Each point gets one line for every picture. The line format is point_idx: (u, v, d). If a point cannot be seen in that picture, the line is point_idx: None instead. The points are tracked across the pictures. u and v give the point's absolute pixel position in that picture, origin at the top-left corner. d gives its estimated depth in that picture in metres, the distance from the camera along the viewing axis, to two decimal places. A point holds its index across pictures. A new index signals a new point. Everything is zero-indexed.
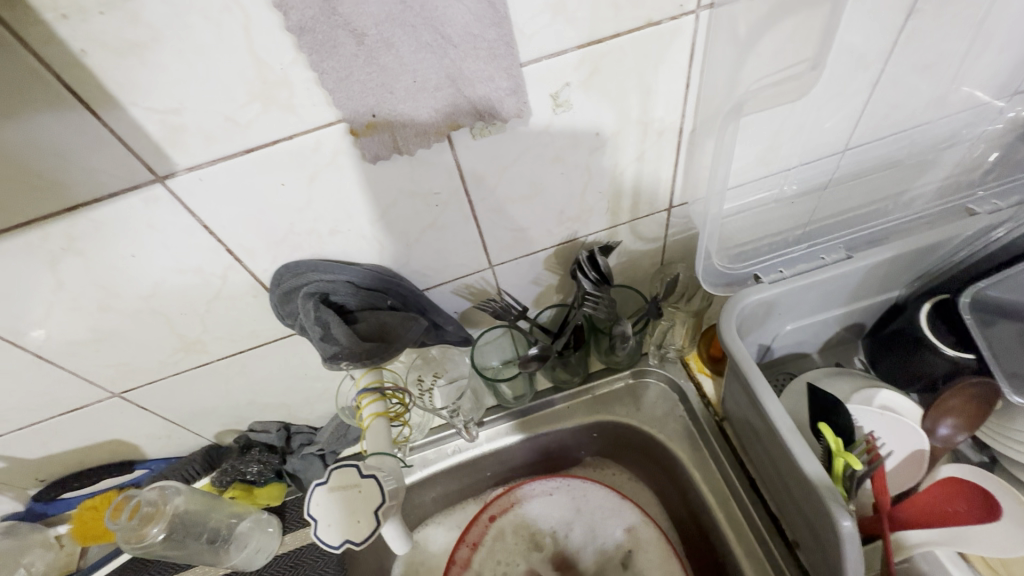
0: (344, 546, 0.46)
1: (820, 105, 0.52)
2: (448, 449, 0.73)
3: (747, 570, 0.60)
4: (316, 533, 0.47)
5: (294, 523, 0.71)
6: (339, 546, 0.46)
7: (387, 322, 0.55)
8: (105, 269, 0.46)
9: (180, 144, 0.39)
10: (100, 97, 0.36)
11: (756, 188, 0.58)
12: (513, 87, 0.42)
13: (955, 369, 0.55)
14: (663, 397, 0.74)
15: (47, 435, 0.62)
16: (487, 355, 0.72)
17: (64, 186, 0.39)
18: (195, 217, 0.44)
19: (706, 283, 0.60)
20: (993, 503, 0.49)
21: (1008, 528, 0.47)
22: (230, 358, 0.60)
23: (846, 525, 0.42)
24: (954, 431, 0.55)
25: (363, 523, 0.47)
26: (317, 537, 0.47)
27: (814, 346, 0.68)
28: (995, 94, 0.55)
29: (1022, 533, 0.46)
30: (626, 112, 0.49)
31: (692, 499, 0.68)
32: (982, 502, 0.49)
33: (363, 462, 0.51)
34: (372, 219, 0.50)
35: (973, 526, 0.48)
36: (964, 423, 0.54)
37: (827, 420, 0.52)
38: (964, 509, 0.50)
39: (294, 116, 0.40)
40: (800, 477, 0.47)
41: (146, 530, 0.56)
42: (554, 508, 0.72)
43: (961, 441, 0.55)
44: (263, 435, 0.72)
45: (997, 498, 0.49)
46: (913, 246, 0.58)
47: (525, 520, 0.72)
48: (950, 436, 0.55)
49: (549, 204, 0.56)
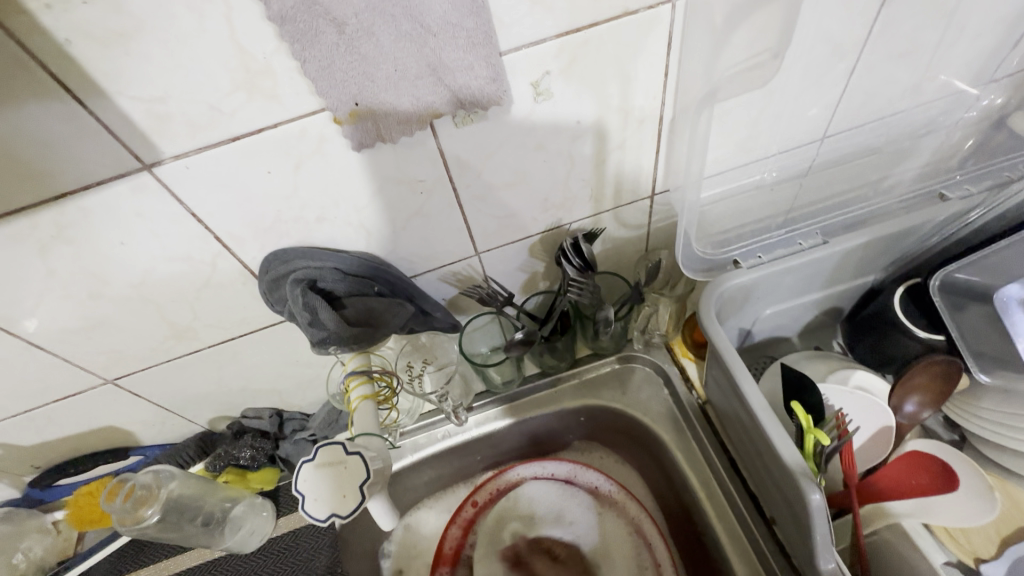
0: (330, 519, 0.48)
1: (798, 94, 0.53)
2: (438, 434, 0.74)
3: (727, 546, 0.62)
4: (304, 507, 0.48)
5: (288, 507, 0.72)
6: (326, 519, 0.48)
7: (375, 308, 0.56)
8: (95, 257, 0.47)
9: (166, 133, 0.40)
10: (86, 86, 0.36)
11: (736, 176, 0.59)
12: (492, 75, 0.42)
13: (925, 351, 0.57)
14: (649, 381, 0.75)
15: (42, 422, 0.63)
16: (476, 342, 0.73)
17: (53, 175, 0.40)
18: (183, 205, 0.45)
19: (688, 269, 0.61)
20: (948, 473, 0.52)
21: (965, 497, 0.50)
22: (221, 344, 0.61)
23: (815, 498, 0.44)
24: (919, 407, 0.56)
25: (349, 497, 0.49)
26: (304, 511, 0.48)
27: (793, 330, 0.70)
28: (969, 82, 0.56)
29: (978, 501, 0.50)
30: (606, 100, 0.50)
31: (677, 482, 0.70)
32: (942, 473, 0.52)
33: (349, 440, 0.53)
34: (358, 207, 0.51)
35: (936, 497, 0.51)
36: (929, 400, 0.56)
37: (799, 399, 0.54)
38: (928, 481, 0.52)
39: (277, 105, 0.41)
40: (774, 454, 0.48)
41: (141, 512, 0.59)
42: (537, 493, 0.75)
43: (926, 416, 0.57)
44: (256, 421, 0.73)
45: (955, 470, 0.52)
46: (888, 231, 0.60)
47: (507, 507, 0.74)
48: (915, 412, 0.57)
49: (533, 191, 0.57)
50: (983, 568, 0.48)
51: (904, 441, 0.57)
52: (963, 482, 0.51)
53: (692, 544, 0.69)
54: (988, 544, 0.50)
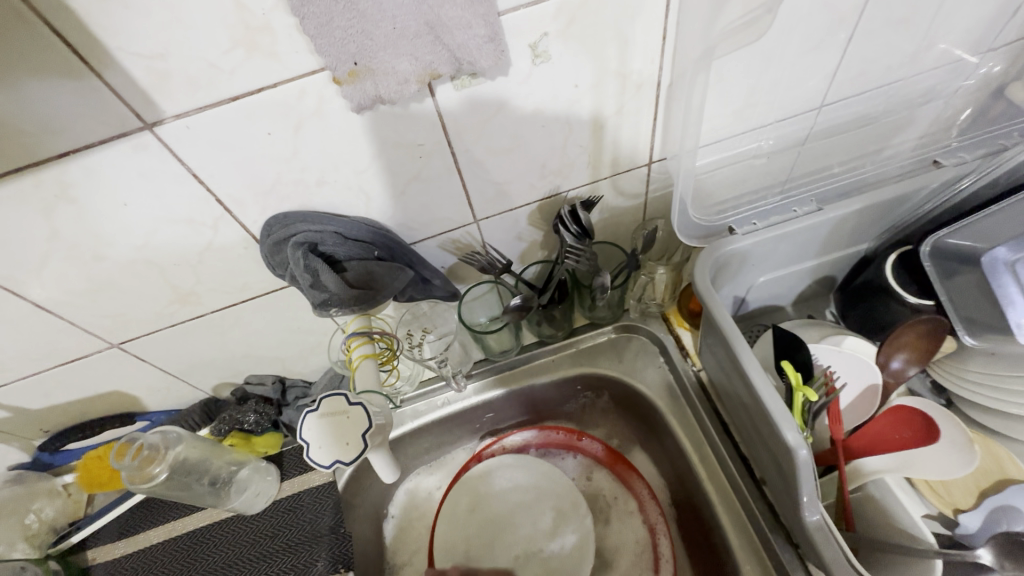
0: (334, 466, 0.50)
1: (794, 61, 0.53)
2: (438, 402, 0.76)
3: (718, 508, 0.64)
4: (308, 454, 0.50)
5: (292, 471, 0.74)
6: (330, 466, 0.50)
7: (375, 271, 0.58)
8: (98, 218, 0.48)
9: (166, 91, 0.40)
10: (86, 41, 0.37)
11: (734, 144, 0.60)
12: (491, 34, 0.42)
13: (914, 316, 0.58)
14: (645, 350, 0.77)
15: (50, 385, 0.64)
16: (476, 312, 0.74)
17: (54, 133, 0.41)
18: (185, 166, 0.46)
19: (684, 235, 0.62)
20: (932, 428, 0.54)
21: (946, 450, 0.52)
22: (225, 310, 0.62)
23: (802, 453, 0.45)
24: (905, 365, 0.58)
25: (351, 445, 0.51)
26: (308, 458, 0.50)
27: (787, 299, 0.71)
28: (969, 50, 0.56)
29: (955, 452, 0.51)
30: (604, 64, 0.50)
31: (670, 447, 0.72)
32: (924, 427, 0.54)
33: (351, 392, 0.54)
34: (358, 170, 0.51)
35: (918, 451, 0.52)
36: (914, 357, 0.58)
37: (789, 357, 0.55)
38: (910, 435, 0.54)
39: (277, 64, 0.41)
40: (763, 413, 0.50)
41: (149, 470, 0.60)
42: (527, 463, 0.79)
43: (912, 374, 0.58)
44: (259, 387, 0.75)
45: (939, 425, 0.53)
46: (882, 197, 0.60)
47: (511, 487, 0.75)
48: (901, 371, 0.58)
49: (530, 158, 0.57)
50: (960, 518, 0.50)
51: (890, 399, 0.58)
52: (944, 436, 0.52)
53: (683, 506, 0.72)
54: (967, 496, 0.51)
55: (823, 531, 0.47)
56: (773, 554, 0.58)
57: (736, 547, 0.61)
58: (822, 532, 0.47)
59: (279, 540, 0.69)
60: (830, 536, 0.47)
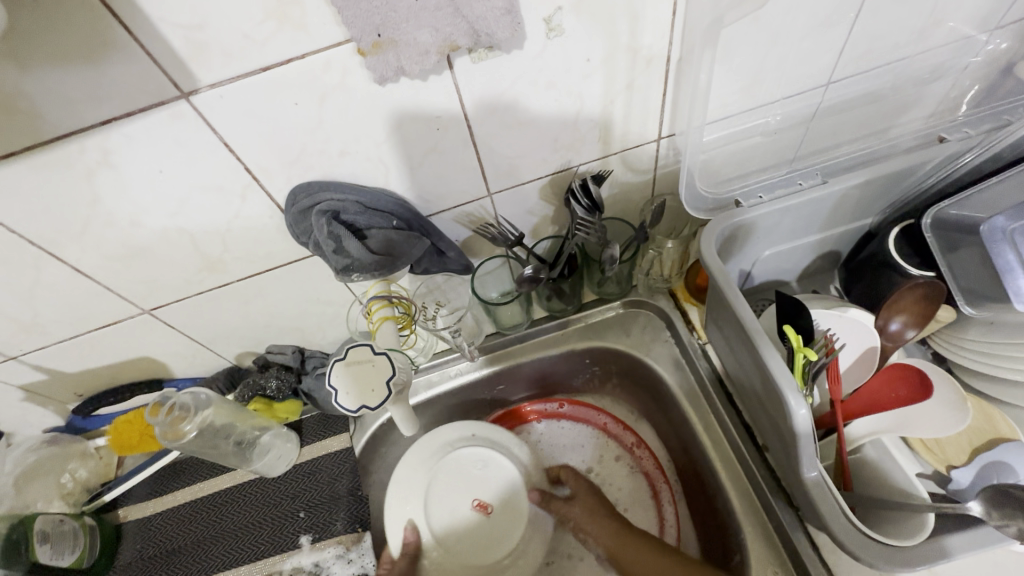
0: (361, 410, 0.56)
1: (803, 36, 0.54)
2: (451, 372, 0.79)
3: (721, 475, 0.66)
4: (336, 399, 0.56)
5: (312, 436, 0.78)
6: (357, 410, 0.56)
7: (394, 239, 0.60)
8: (135, 184, 0.50)
9: (203, 60, 0.43)
10: (131, 12, 0.39)
11: (742, 120, 0.62)
12: (508, 7, 0.44)
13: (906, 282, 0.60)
14: (651, 325, 0.79)
15: (85, 349, 0.68)
16: (487, 286, 0.76)
17: (97, 101, 0.43)
18: (217, 134, 0.48)
19: (691, 207, 0.64)
20: (928, 389, 0.53)
21: (940, 410, 0.52)
22: (249, 279, 0.65)
23: (801, 413, 0.47)
24: (904, 328, 0.60)
25: (376, 391, 0.56)
26: (336, 403, 0.56)
27: (793, 274, 0.73)
28: (977, 27, 0.57)
29: (946, 411, 0.51)
30: (616, 38, 0.52)
31: (676, 418, 0.75)
32: (918, 384, 0.54)
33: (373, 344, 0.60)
34: (378, 142, 0.54)
35: (913, 410, 0.53)
36: (913, 320, 0.59)
37: (792, 324, 0.56)
38: (904, 394, 0.54)
39: (305, 35, 0.43)
40: (766, 376, 0.51)
41: (180, 428, 0.63)
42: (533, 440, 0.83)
43: (909, 338, 0.60)
44: (279, 355, 0.77)
45: (933, 380, 0.54)
46: (887, 171, 0.62)
47: (475, 472, 0.69)
48: (899, 334, 0.60)
49: (543, 132, 0.59)
50: (954, 474, 0.52)
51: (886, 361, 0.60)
52: (937, 394, 0.53)
53: (688, 475, 0.74)
54: (960, 453, 0.53)
55: (821, 487, 0.49)
56: (773, 515, 0.61)
57: (737, 507, 0.63)
58: (821, 489, 0.49)
59: (300, 501, 0.72)
60: (828, 493, 0.49)
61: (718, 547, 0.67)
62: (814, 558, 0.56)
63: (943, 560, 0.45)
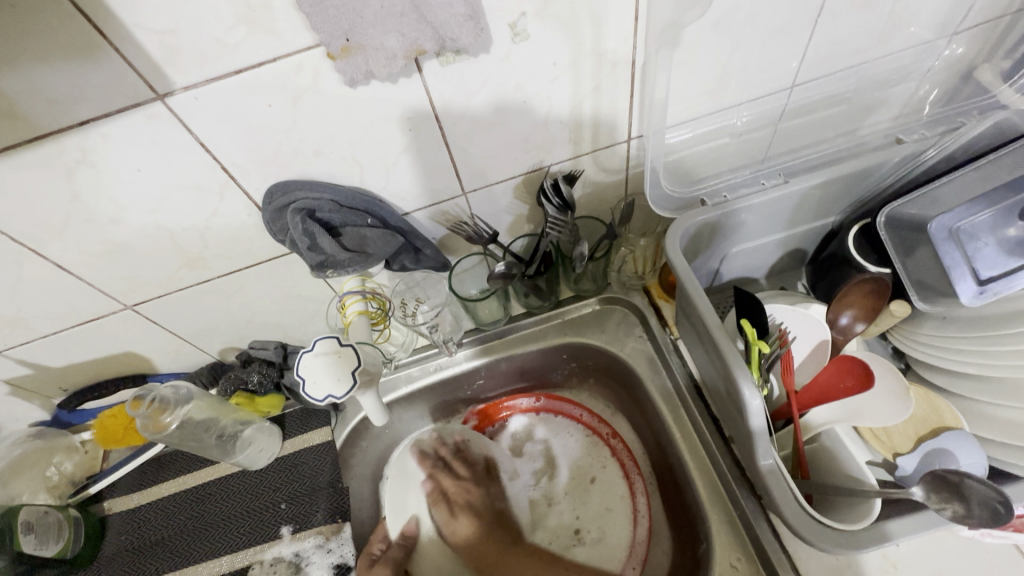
0: (327, 399, 0.58)
1: (763, 42, 0.56)
2: (431, 367, 0.81)
3: (691, 467, 0.68)
4: (304, 389, 0.58)
5: (293, 430, 0.79)
6: (323, 400, 0.58)
7: (368, 237, 0.62)
8: (115, 183, 0.52)
9: (177, 64, 0.45)
10: (106, 18, 0.41)
11: (709, 121, 0.64)
12: (471, 12, 0.46)
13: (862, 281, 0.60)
14: (626, 321, 0.81)
15: (69, 344, 0.69)
16: (466, 284, 0.79)
17: (73, 102, 0.45)
18: (193, 135, 0.50)
19: (658, 207, 0.66)
20: (871, 375, 0.56)
21: (884, 397, 0.54)
22: (229, 275, 0.67)
23: (754, 402, 0.49)
24: (853, 321, 0.63)
25: (342, 380, 0.58)
26: (305, 392, 0.58)
27: (761, 271, 0.75)
28: (934, 33, 0.59)
29: (889, 399, 0.54)
30: (580, 43, 0.54)
31: (649, 412, 0.76)
32: (862, 373, 0.56)
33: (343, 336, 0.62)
34: (352, 142, 0.55)
35: (860, 398, 0.55)
36: (861, 314, 0.62)
37: (750, 318, 0.58)
38: (852, 383, 0.57)
39: (277, 39, 0.45)
40: (724, 368, 0.53)
41: (162, 420, 0.65)
42: (511, 436, 0.85)
43: (858, 330, 0.63)
44: (262, 351, 0.78)
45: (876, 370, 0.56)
46: (847, 171, 0.64)
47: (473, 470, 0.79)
48: (848, 327, 0.63)
49: (514, 134, 0.61)
50: (898, 462, 0.55)
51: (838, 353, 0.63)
52: (881, 383, 0.55)
53: (662, 468, 0.76)
54: (906, 441, 0.56)
55: (775, 474, 0.51)
56: (739, 505, 0.63)
57: (704, 498, 0.65)
58: (775, 476, 0.51)
59: (281, 493, 0.74)
60: (782, 480, 0.51)
61: (688, 537, 0.69)
62: (776, 546, 0.58)
63: (883, 545, 0.47)
